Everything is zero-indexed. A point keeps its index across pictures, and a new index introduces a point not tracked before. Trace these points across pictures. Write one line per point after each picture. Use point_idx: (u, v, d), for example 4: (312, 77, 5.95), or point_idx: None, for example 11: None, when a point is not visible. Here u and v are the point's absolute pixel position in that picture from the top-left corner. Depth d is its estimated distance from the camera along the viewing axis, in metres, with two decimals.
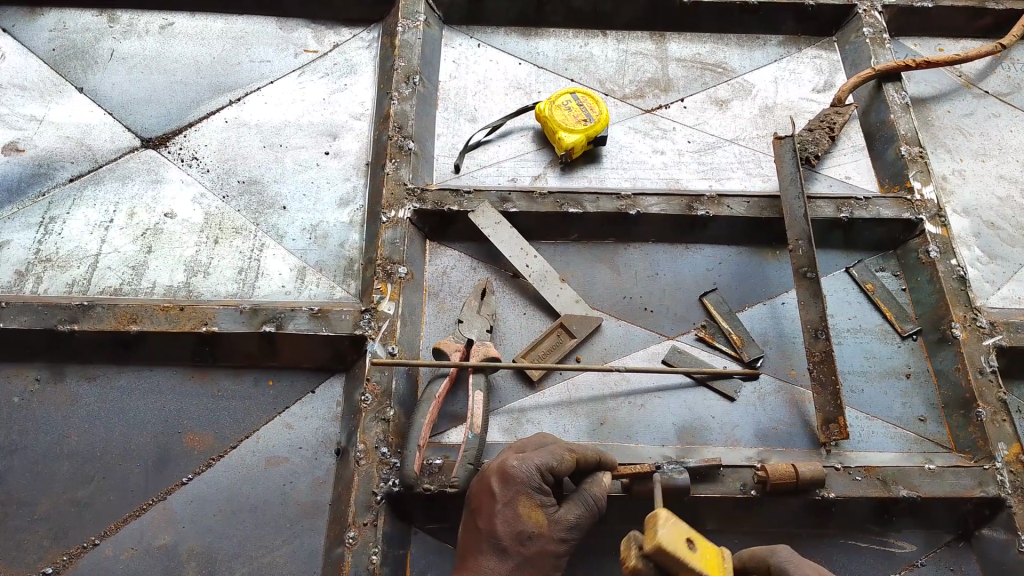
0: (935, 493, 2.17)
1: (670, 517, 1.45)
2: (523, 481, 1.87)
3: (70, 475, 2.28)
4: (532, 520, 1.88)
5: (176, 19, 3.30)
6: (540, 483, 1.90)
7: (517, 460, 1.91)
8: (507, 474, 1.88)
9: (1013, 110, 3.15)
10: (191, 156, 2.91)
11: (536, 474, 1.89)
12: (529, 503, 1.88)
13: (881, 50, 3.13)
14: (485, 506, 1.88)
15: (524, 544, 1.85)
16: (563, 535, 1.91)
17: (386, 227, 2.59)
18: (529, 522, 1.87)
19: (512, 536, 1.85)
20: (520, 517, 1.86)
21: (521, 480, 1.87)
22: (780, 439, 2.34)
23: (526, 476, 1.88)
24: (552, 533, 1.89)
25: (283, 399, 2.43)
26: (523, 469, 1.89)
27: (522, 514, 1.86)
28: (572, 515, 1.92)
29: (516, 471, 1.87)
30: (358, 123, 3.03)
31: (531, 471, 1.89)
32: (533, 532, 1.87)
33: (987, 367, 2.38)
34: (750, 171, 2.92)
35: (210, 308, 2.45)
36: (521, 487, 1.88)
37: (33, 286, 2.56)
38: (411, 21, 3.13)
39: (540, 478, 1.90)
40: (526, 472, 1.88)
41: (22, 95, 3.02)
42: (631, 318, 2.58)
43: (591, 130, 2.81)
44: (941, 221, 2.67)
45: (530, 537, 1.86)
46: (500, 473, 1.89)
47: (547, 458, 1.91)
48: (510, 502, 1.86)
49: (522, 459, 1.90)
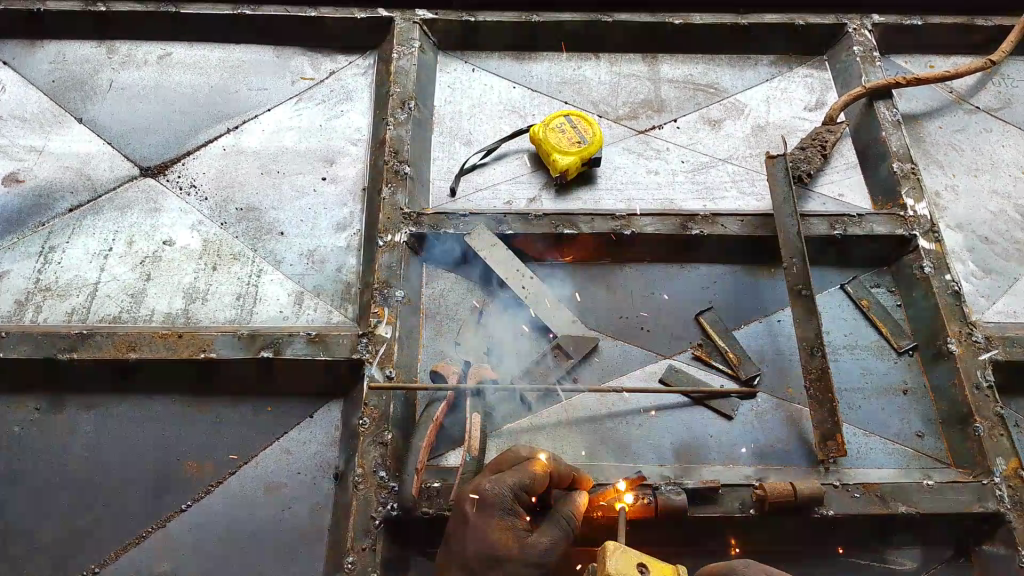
0: (934, 510, 2.16)
1: (619, 547, 1.58)
2: (494, 503, 1.88)
3: (69, 504, 2.28)
4: (502, 542, 1.83)
5: (174, 49, 3.35)
6: (512, 504, 1.89)
7: (490, 482, 1.92)
8: (480, 496, 1.90)
9: (1004, 125, 3.17)
10: (189, 184, 2.93)
11: (508, 495, 1.89)
12: (501, 526, 1.86)
13: (872, 69, 3.16)
14: (460, 530, 1.89)
15: (493, 566, 1.81)
16: (537, 559, 1.84)
17: (383, 251, 2.62)
18: (500, 544, 1.83)
19: (478, 557, 1.82)
20: (488, 538, 1.83)
21: (492, 501, 1.88)
22: (778, 457, 2.34)
23: (498, 497, 1.89)
24: (523, 557, 1.83)
25: (282, 424, 2.44)
26: (495, 490, 1.90)
27: (491, 535, 1.84)
28: (546, 538, 1.87)
29: (488, 492, 1.89)
30: (355, 148, 3.06)
31: (504, 493, 1.89)
32: (503, 555, 1.82)
33: (984, 382, 2.38)
34: (744, 189, 2.93)
35: (208, 335, 2.47)
36: (492, 509, 1.88)
37: (33, 316, 2.58)
38: (407, 47, 3.19)
39: (513, 499, 1.90)
40: (498, 492, 1.89)
41: (22, 126, 3.07)
42: (627, 339, 2.59)
43: (586, 152, 2.84)
44: (935, 237, 2.69)
45: (498, 559, 1.82)
46: (474, 496, 1.91)
47: (520, 478, 1.91)
48: (480, 524, 1.86)
49: (494, 480, 1.91)
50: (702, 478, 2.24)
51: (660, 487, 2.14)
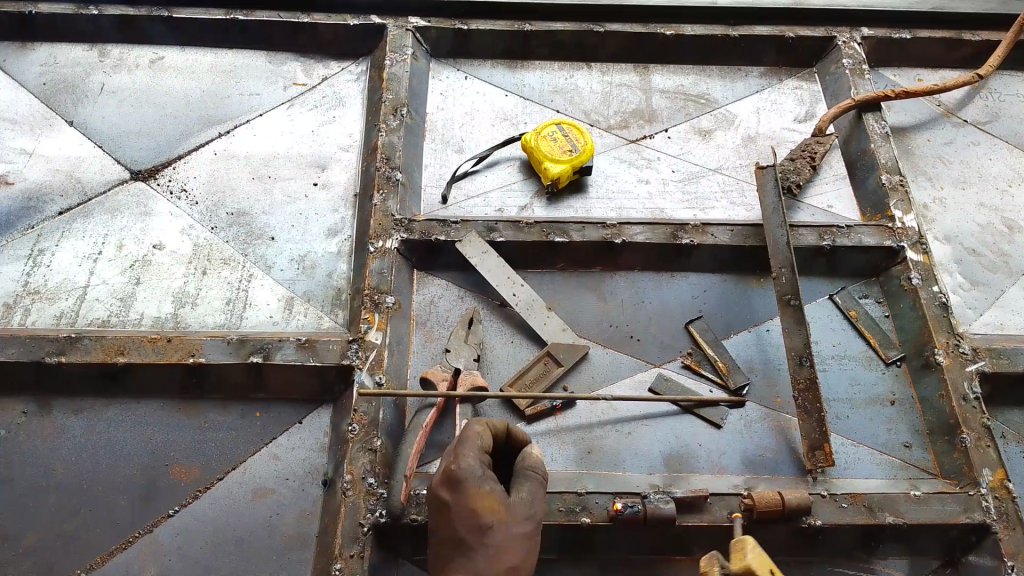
0: (921, 520, 2.17)
1: (758, 546, 1.48)
2: (468, 479, 1.82)
3: (54, 508, 2.27)
4: (491, 512, 1.80)
5: (166, 53, 3.34)
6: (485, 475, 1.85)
7: (456, 462, 1.84)
8: (452, 477, 1.83)
9: (991, 138, 3.21)
10: (180, 188, 2.92)
11: (479, 468, 1.84)
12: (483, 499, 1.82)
13: (861, 81, 3.18)
14: (444, 515, 1.82)
15: (490, 537, 1.79)
16: (527, 515, 1.85)
17: (374, 257, 2.62)
18: (488, 515, 1.80)
19: (476, 534, 1.78)
20: (478, 514, 1.79)
21: (466, 479, 1.82)
22: (767, 466, 2.35)
23: (471, 474, 1.83)
24: (516, 519, 1.82)
25: (270, 430, 2.43)
26: (466, 469, 1.83)
27: (480, 511, 1.79)
28: (526, 494, 1.88)
29: (460, 473, 1.82)
30: (347, 154, 3.06)
31: (474, 466, 1.84)
32: (496, 524, 1.80)
33: (971, 393, 2.40)
34: (734, 200, 2.95)
35: (197, 339, 2.46)
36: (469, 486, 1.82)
37: (21, 319, 2.56)
38: (400, 54, 3.19)
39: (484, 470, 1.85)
40: (469, 470, 1.82)
41: (12, 128, 3.06)
42: (617, 347, 2.59)
43: (577, 160, 2.85)
44: (923, 249, 2.71)
45: (494, 529, 1.79)
46: (446, 480, 1.84)
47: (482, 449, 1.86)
48: (465, 503, 1.80)
49: (459, 459, 1.84)
50: (691, 487, 2.25)
51: (649, 496, 2.15)
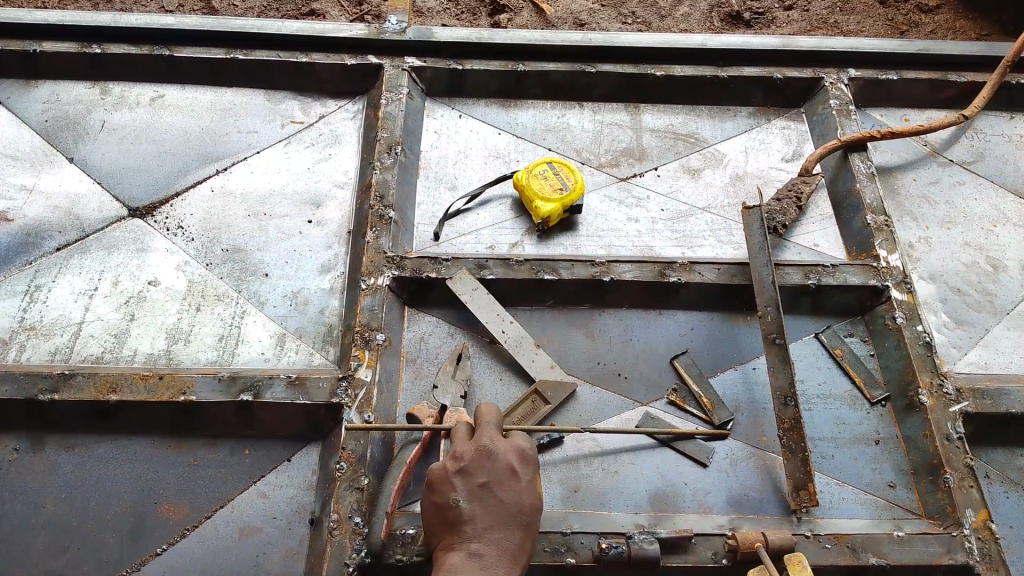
0: (904, 561, 2.19)
1: None
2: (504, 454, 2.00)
3: (44, 545, 2.29)
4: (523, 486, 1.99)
5: (166, 91, 3.41)
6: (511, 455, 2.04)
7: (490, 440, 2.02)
8: (487, 453, 2.00)
9: (977, 178, 3.25)
10: (177, 225, 2.97)
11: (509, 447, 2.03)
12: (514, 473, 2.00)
13: (847, 122, 3.25)
14: (479, 488, 1.95)
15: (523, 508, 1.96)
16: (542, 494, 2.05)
17: (365, 294, 2.66)
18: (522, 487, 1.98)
19: (512, 503, 1.95)
20: (515, 484, 1.97)
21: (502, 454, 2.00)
22: (752, 506, 2.36)
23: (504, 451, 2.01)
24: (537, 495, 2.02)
25: (259, 467, 2.45)
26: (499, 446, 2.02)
27: (515, 483, 1.97)
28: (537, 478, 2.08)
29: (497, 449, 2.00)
30: (341, 191, 3.11)
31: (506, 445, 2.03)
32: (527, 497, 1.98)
33: (954, 433, 2.42)
34: (722, 238, 3.00)
35: (189, 376, 2.48)
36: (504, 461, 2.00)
37: (16, 355, 2.60)
38: (395, 94, 3.25)
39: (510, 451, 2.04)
40: (502, 447, 2.01)
41: (13, 165, 3.12)
42: (604, 385, 2.62)
43: (567, 200, 2.90)
44: (907, 288, 2.74)
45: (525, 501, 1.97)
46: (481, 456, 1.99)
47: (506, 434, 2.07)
48: (501, 476, 1.97)
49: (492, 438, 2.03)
50: (675, 527, 2.27)
51: (632, 537, 2.17)
